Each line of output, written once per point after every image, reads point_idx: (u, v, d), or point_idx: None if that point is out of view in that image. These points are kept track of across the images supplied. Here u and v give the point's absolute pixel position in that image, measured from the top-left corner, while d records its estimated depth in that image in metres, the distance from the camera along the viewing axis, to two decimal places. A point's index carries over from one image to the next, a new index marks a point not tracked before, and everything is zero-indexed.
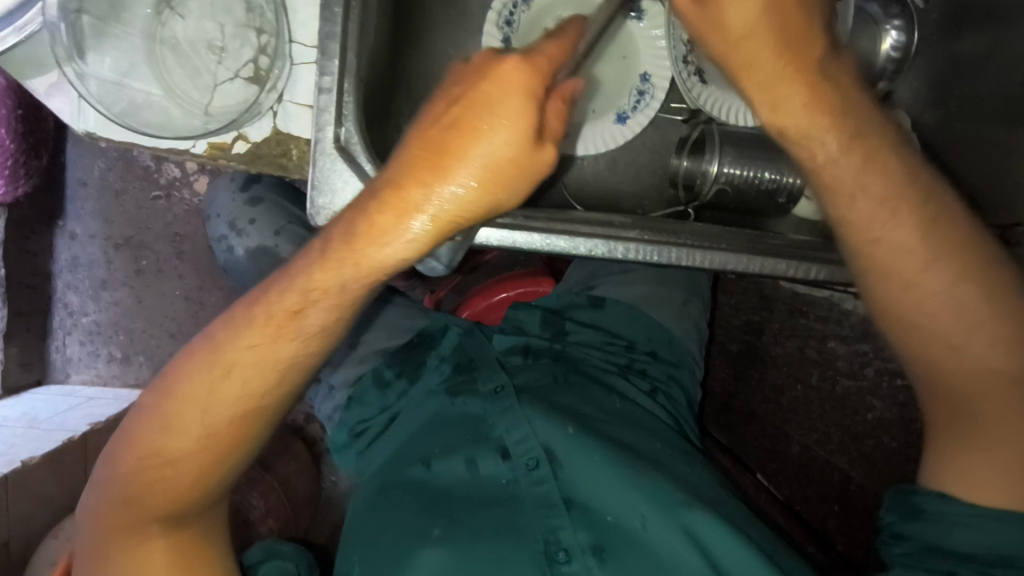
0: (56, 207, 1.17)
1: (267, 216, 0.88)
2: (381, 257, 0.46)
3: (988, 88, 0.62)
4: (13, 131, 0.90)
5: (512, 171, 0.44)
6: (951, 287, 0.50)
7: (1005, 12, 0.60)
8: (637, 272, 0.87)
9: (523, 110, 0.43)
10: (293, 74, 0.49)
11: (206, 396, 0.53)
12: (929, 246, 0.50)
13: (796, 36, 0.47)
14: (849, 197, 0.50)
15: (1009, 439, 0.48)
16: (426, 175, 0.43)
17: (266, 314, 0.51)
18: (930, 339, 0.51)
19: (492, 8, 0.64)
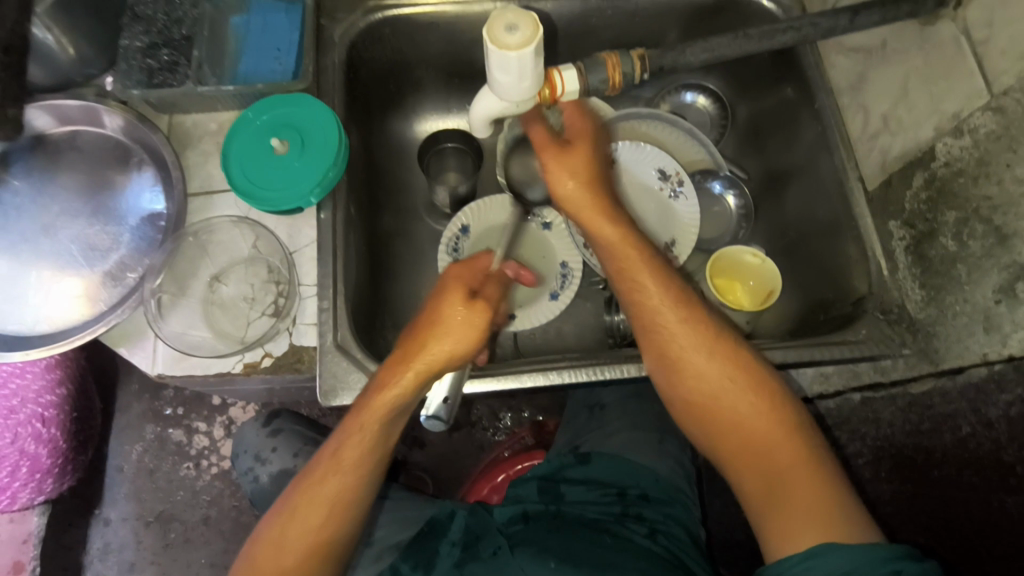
0: (96, 497, 1.30)
1: (288, 442, 1.03)
2: (384, 402, 0.63)
3: (809, 216, 0.85)
4: (63, 430, 1.14)
5: (468, 323, 0.64)
6: (711, 359, 0.64)
7: (798, 168, 0.86)
8: (614, 424, 1.00)
9: (455, 286, 0.66)
10: (303, 305, 0.71)
11: (277, 548, 0.62)
12: (687, 326, 0.65)
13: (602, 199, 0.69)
14: (643, 296, 0.66)
15: (808, 483, 0.58)
16: (406, 344, 0.65)
17: (316, 466, 0.64)
18: (726, 408, 0.63)
19: (441, 243, 0.89)
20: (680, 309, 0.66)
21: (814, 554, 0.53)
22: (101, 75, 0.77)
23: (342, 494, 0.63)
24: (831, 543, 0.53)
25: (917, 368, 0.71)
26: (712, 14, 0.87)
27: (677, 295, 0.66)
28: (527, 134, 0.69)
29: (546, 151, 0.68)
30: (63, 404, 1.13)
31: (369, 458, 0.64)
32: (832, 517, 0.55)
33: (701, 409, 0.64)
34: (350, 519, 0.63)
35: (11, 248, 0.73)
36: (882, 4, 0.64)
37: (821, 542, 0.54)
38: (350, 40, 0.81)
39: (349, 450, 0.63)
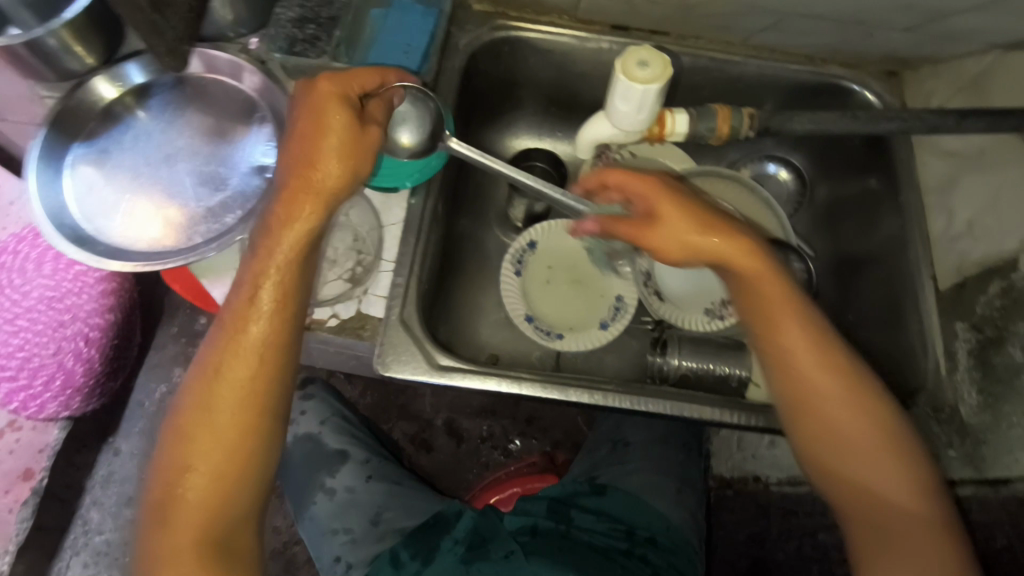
0: (111, 425, 1.33)
1: (317, 409, 1.07)
2: (301, 230, 0.62)
3: (871, 300, 0.86)
4: (103, 355, 1.18)
5: (347, 124, 0.62)
6: (847, 393, 0.63)
7: (868, 257, 0.88)
8: (633, 465, 1.00)
9: (337, 107, 0.63)
10: (377, 277, 0.76)
11: (209, 403, 0.61)
12: (823, 355, 0.64)
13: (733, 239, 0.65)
14: (766, 320, 0.66)
15: (918, 534, 0.60)
16: (299, 163, 0.62)
17: (231, 308, 0.62)
18: (848, 444, 0.63)
19: (508, 255, 0.93)
20: (831, 359, 0.64)
21: None
22: (248, 36, 0.83)
23: (268, 333, 0.62)
24: None
25: (959, 473, 0.71)
26: (814, 94, 0.90)
27: (809, 318, 0.65)
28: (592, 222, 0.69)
29: (629, 225, 0.67)
30: (109, 329, 1.17)
31: (287, 293, 0.63)
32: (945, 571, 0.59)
33: (822, 439, 0.64)
34: (286, 353, 0.63)
35: (133, 169, 0.80)
36: (991, 113, 0.67)
37: None
38: (472, 51, 0.87)
39: (265, 285, 0.62)
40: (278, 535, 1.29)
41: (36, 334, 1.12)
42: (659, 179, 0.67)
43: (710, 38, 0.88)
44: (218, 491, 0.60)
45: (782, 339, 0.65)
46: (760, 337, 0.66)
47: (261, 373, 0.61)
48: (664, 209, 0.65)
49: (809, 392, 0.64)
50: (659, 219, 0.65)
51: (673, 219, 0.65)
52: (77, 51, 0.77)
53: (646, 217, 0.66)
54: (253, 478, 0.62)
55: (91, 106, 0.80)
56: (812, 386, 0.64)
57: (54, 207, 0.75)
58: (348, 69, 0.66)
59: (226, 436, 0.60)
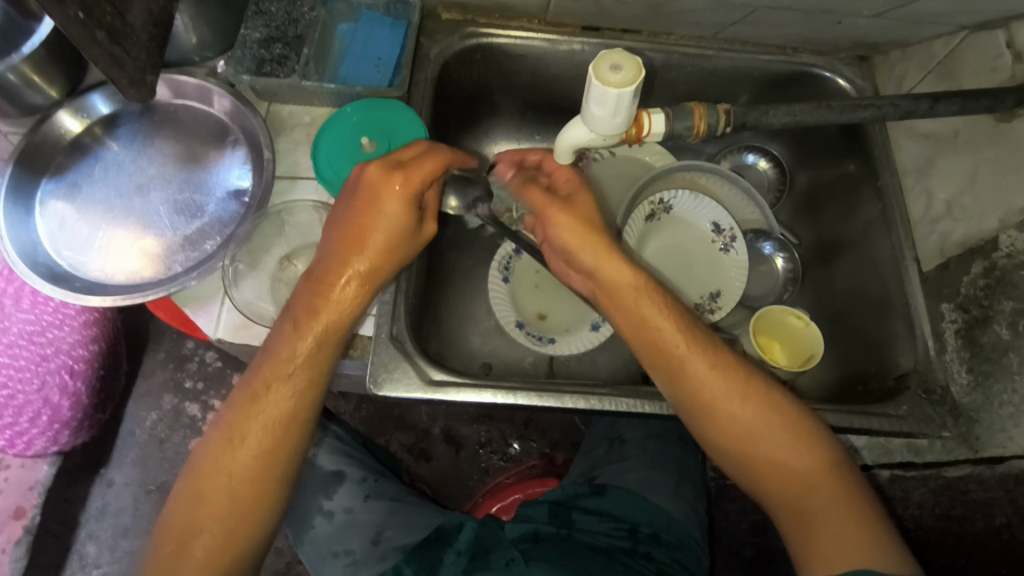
0: (102, 457, 1.30)
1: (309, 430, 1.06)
2: (336, 318, 0.65)
3: (856, 285, 0.87)
4: (88, 386, 1.15)
5: (396, 222, 0.65)
6: (736, 387, 0.64)
7: (851, 242, 0.89)
8: (631, 462, 0.99)
9: (398, 204, 0.64)
10: None
11: (228, 464, 0.61)
12: (706, 353, 0.65)
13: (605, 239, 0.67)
14: (653, 326, 0.66)
15: (834, 514, 0.60)
16: (342, 256, 0.65)
17: (260, 382, 0.63)
18: (750, 438, 0.63)
19: (494, 260, 0.93)
20: (704, 352, 0.65)
21: None
22: (214, 59, 0.83)
23: (296, 404, 0.64)
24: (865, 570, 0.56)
25: (955, 453, 0.73)
26: (788, 83, 0.91)
27: (678, 320, 0.66)
28: (527, 199, 0.71)
29: (548, 206, 0.69)
30: (94, 361, 1.14)
31: (313, 367, 0.64)
32: (867, 540, 0.58)
33: (733, 437, 0.64)
34: (303, 424, 0.65)
35: (105, 202, 0.78)
36: (963, 96, 0.67)
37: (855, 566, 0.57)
38: (444, 60, 0.87)
39: (296, 359, 0.63)
40: (280, 555, 1.27)
41: (17, 370, 1.06)
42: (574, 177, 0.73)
43: (680, 33, 0.88)
44: (220, 550, 0.61)
45: (671, 346, 0.65)
46: (651, 354, 0.66)
47: (282, 441, 0.63)
48: (576, 206, 0.69)
49: (705, 392, 0.64)
50: (573, 195, 0.70)
51: (586, 205, 0.69)
52: (40, 85, 0.76)
53: (564, 199, 0.70)
54: (250, 536, 0.62)
55: (57, 139, 0.78)
56: (702, 385, 0.64)
57: (25, 246, 0.73)
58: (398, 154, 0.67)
59: (240, 499, 0.62)
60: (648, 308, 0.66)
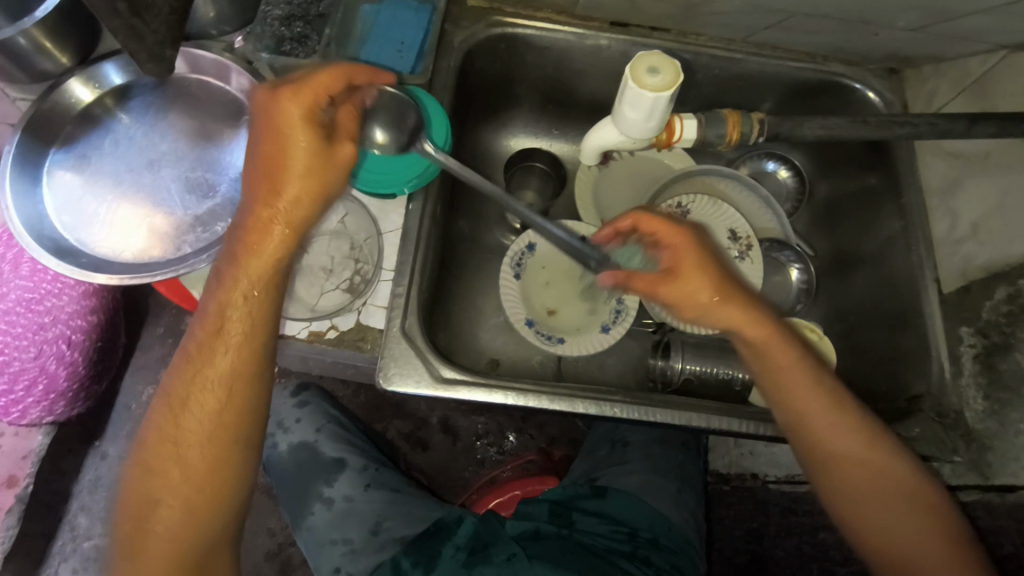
0: (99, 429, 1.29)
1: (311, 416, 1.05)
2: (265, 262, 0.61)
3: (871, 301, 0.87)
4: (87, 358, 1.13)
5: (306, 147, 0.59)
6: (863, 440, 0.67)
7: (870, 257, 0.88)
8: (632, 464, 0.98)
9: (301, 129, 0.58)
10: (377, 287, 0.74)
11: (176, 432, 0.62)
12: (835, 404, 0.67)
13: (739, 295, 0.66)
14: (779, 379, 0.67)
15: (940, 563, 0.64)
16: (258, 193, 0.60)
17: (197, 342, 0.62)
18: (867, 486, 0.67)
19: (507, 256, 0.91)
20: (829, 401, 0.67)
21: None
22: (232, 35, 0.81)
23: (234, 363, 0.62)
24: None
25: (964, 478, 0.73)
26: (815, 91, 0.89)
27: (818, 370, 0.68)
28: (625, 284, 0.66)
29: (655, 286, 0.65)
30: (93, 333, 1.12)
31: (255, 320, 0.62)
32: None
33: (847, 483, 0.67)
34: (250, 387, 0.63)
35: (115, 176, 0.76)
36: (1001, 118, 0.66)
37: None
38: (468, 48, 0.85)
39: (235, 315, 0.62)
40: (272, 536, 1.27)
41: (16, 337, 1.04)
42: (689, 233, 0.66)
43: (711, 35, 0.86)
44: (190, 517, 0.62)
45: (799, 397, 0.67)
46: (775, 400, 0.68)
47: (227, 402, 0.63)
48: (688, 262, 0.65)
49: (820, 442, 0.67)
50: (676, 262, 0.65)
51: (698, 279, 0.64)
52: (51, 51, 0.74)
53: (666, 274, 0.65)
54: (218, 504, 0.64)
55: (66, 109, 0.76)
56: (813, 430, 0.67)
57: (31, 218, 0.71)
58: (304, 74, 0.60)
59: (199, 470, 0.62)
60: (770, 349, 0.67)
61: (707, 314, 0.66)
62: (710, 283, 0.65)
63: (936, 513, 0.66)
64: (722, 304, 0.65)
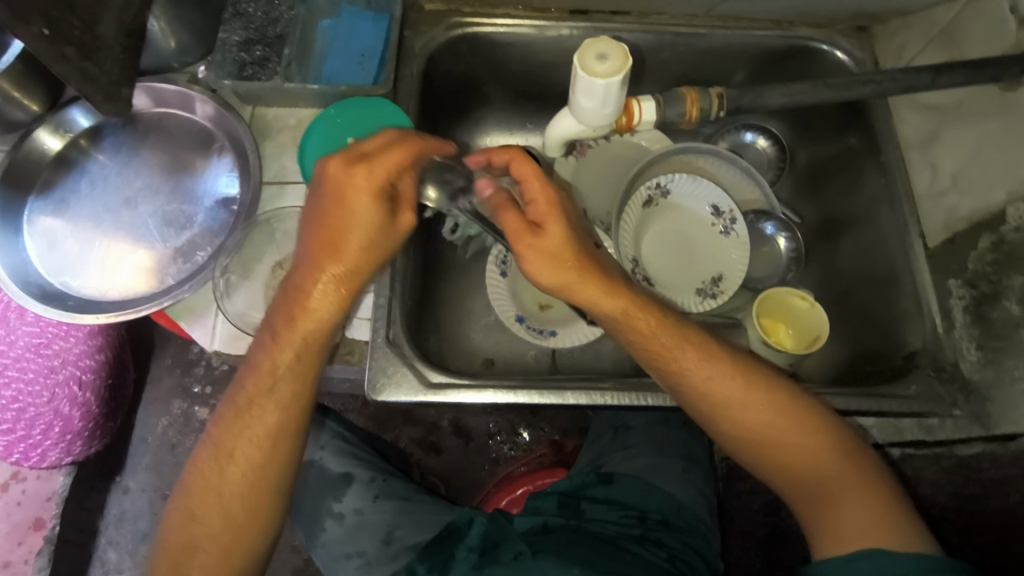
0: (117, 464, 1.31)
1: (314, 435, 1.04)
2: (317, 327, 0.61)
3: (860, 263, 0.86)
4: (98, 396, 1.15)
5: (368, 217, 0.59)
6: (748, 392, 0.66)
7: (855, 218, 0.87)
8: (636, 449, 0.98)
9: (369, 201, 0.59)
10: (360, 299, 0.75)
11: (218, 481, 0.62)
12: (712, 361, 0.66)
13: (591, 254, 0.65)
14: (659, 343, 0.66)
15: (857, 499, 0.63)
16: (318, 261, 0.60)
17: (246, 400, 0.62)
18: (769, 437, 0.66)
19: (490, 257, 0.91)
20: (706, 359, 0.66)
21: (853, 558, 0.59)
22: (195, 65, 0.82)
23: (282, 420, 0.62)
24: (878, 548, 0.59)
25: (967, 431, 0.72)
26: (783, 59, 0.88)
27: (685, 329, 0.67)
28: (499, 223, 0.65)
29: (521, 238, 0.63)
30: (104, 371, 1.14)
31: (303, 381, 0.63)
32: (891, 518, 0.61)
33: (749, 437, 0.66)
34: (294, 439, 0.63)
35: (94, 217, 0.77)
36: (966, 67, 0.66)
37: (870, 547, 0.60)
38: (429, 53, 0.85)
39: (280, 371, 0.61)
40: (296, 553, 1.29)
41: (28, 382, 1.07)
42: (549, 185, 0.64)
43: (672, 13, 0.85)
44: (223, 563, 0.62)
45: (692, 367, 0.66)
46: (656, 367, 0.67)
47: (270, 455, 0.63)
48: (551, 228, 0.63)
49: (718, 399, 0.66)
50: (543, 224, 0.64)
51: (556, 233, 0.63)
52: (21, 101, 0.74)
53: (537, 232, 0.64)
54: (253, 548, 0.64)
55: (41, 156, 0.77)
56: (713, 394, 0.66)
57: (16, 266, 0.72)
58: (367, 146, 0.61)
59: (237, 517, 0.62)
60: (638, 319, 0.66)
61: (566, 289, 0.64)
62: (566, 252, 0.64)
63: (842, 449, 0.65)
64: (579, 272, 0.63)
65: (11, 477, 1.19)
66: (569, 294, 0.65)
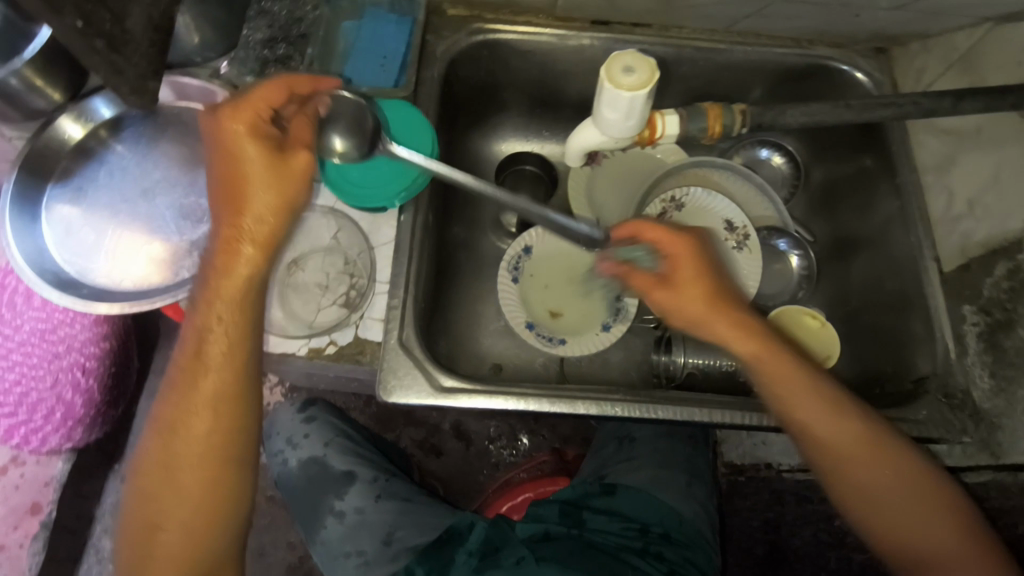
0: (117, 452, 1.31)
1: (320, 431, 1.06)
2: (243, 276, 0.61)
3: (871, 284, 0.86)
4: (101, 383, 1.15)
5: (258, 162, 0.59)
6: (839, 423, 0.66)
7: (868, 239, 0.87)
8: (641, 459, 0.98)
9: (254, 149, 0.59)
10: (373, 300, 0.75)
11: (170, 459, 0.63)
12: (814, 390, 0.66)
13: (722, 287, 0.67)
14: (761, 363, 0.66)
15: (937, 530, 0.65)
16: (223, 213, 0.61)
17: (186, 367, 0.62)
18: (862, 466, 0.66)
19: (503, 260, 0.91)
20: (805, 384, 0.66)
21: None
22: (217, 60, 0.80)
23: (222, 386, 0.62)
24: None
25: (976, 458, 0.73)
26: (802, 77, 0.89)
27: (785, 357, 0.67)
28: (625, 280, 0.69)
29: (651, 291, 0.67)
30: (106, 359, 1.14)
31: (238, 353, 0.63)
32: (966, 549, 0.64)
33: (833, 463, 0.67)
34: (241, 405, 0.64)
35: (111, 207, 0.78)
36: (987, 94, 0.66)
37: None
38: (451, 57, 0.85)
39: (218, 333, 0.62)
40: (292, 549, 1.28)
41: (32, 367, 1.06)
42: (682, 237, 0.66)
43: (693, 27, 0.86)
44: (186, 545, 0.64)
45: (785, 388, 0.66)
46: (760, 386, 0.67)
47: (223, 422, 0.63)
48: (682, 270, 0.66)
49: (812, 428, 0.66)
50: (672, 267, 0.66)
51: (687, 272, 0.66)
52: (43, 89, 0.75)
53: (664, 279, 0.67)
54: (219, 529, 0.65)
55: (61, 145, 0.77)
56: (798, 418, 0.66)
57: (32, 253, 0.73)
58: (249, 91, 0.61)
59: (192, 496, 0.63)
60: (749, 346, 0.66)
61: (701, 322, 0.66)
62: (699, 295, 0.66)
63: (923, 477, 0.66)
64: (710, 311, 0.65)
65: (9, 461, 1.12)
66: (702, 331, 0.67)
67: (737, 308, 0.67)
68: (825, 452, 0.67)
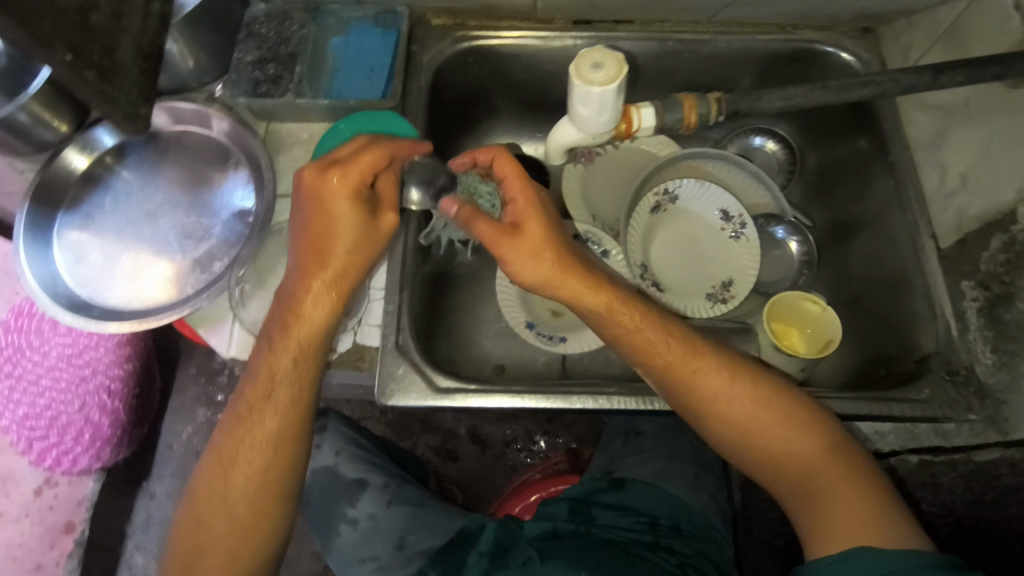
0: (144, 470, 1.33)
1: (331, 440, 1.05)
2: (312, 329, 0.66)
3: (872, 264, 0.85)
4: (127, 404, 1.19)
5: (352, 220, 0.64)
6: (739, 390, 0.66)
7: (866, 220, 0.86)
8: (648, 454, 0.98)
9: (350, 207, 0.63)
10: (370, 307, 0.76)
11: (223, 491, 0.65)
12: (718, 363, 0.67)
13: (572, 252, 0.68)
14: (691, 353, 0.67)
15: (852, 499, 0.62)
16: (305, 267, 0.65)
17: (247, 406, 0.66)
18: (767, 436, 0.66)
19: (500, 262, 0.92)
20: (725, 366, 0.67)
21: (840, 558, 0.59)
22: (213, 83, 0.85)
23: (281, 424, 0.66)
24: (868, 547, 0.58)
25: (984, 436, 0.70)
26: (790, 62, 0.88)
27: (687, 334, 0.68)
28: (471, 231, 0.68)
29: (498, 241, 0.67)
30: (128, 379, 1.17)
31: (301, 394, 0.66)
32: (874, 518, 0.60)
33: (742, 435, 0.67)
34: (295, 443, 0.67)
35: (118, 230, 0.81)
36: (969, 65, 0.64)
37: (859, 546, 0.59)
38: (436, 66, 0.87)
39: (283, 379, 0.66)
40: (316, 559, 1.31)
41: (61, 391, 1.13)
42: (528, 189, 0.68)
43: (674, 20, 0.86)
44: (229, 573, 0.65)
45: (676, 361, 0.67)
46: (637, 360, 0.68)
47: (276, 457, 0.66)
48: (529, 227, 0.67)
49: (714, 397, 0.66)
50: (521, 220, 0.68)
51: (534, 229, 0.67)
52: (50, 121, 0.78)
53: (514, 232, 0.67)
54: (261, 557, 0.67)
55: (69, 173, 0.81)
56: (705, 389, 0.66)
57: (46, 278, 0.76)
58: (345, 154, 0.65)
59: (241, 527, 0.65)
60: (622, 313, 0.68)
61: (555, 283, 0.67)
62: (548, 251, 0.67)
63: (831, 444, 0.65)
64: (559, 269, 0.67)
65: (44, 482, 1.20)
66: (567, 298, 0.68)
67: (619, 289, 0.69)
68: (729, 424, 0.67)
